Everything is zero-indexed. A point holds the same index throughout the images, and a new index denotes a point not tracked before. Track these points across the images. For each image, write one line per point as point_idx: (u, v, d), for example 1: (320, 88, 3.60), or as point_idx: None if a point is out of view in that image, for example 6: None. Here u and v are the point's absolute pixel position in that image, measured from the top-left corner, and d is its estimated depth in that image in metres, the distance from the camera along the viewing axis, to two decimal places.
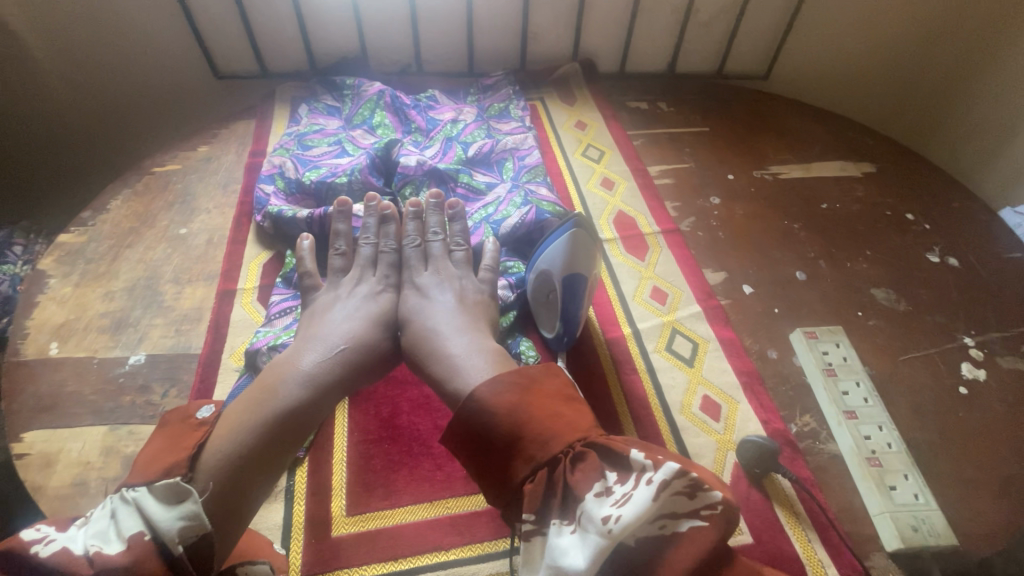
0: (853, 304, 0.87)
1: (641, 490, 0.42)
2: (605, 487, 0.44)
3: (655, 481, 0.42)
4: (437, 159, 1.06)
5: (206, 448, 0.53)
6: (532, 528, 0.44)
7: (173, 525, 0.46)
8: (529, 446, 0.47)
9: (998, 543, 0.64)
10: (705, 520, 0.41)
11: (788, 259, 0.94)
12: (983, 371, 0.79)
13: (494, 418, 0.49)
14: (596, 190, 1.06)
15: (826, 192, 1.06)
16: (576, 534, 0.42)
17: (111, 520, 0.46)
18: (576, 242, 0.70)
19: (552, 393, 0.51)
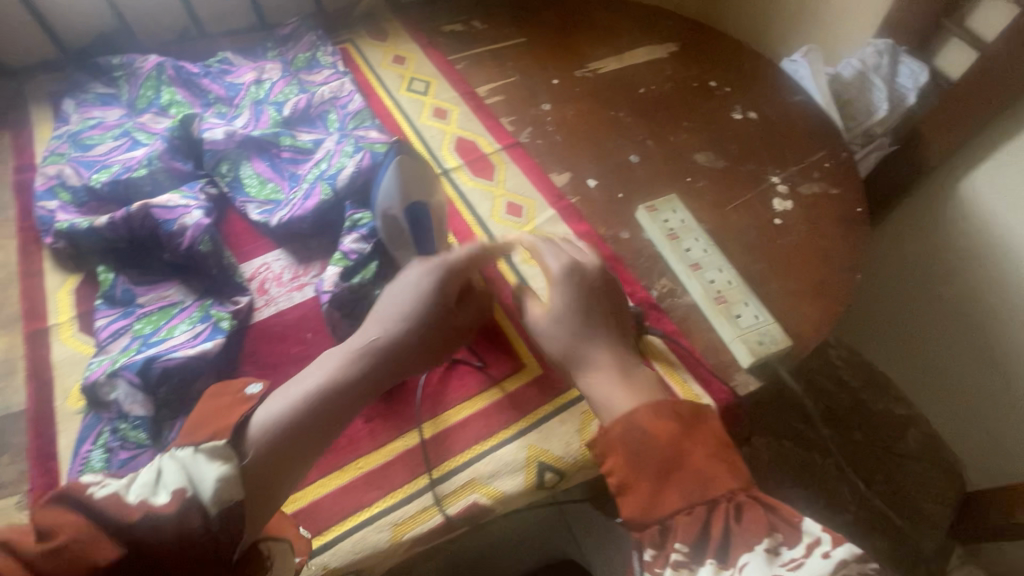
0: (682, 173, 0.96)
1: (809, 558, 0.50)
2: (772, 546, 0.51)
3: (834, 556, 0.49)
4: (250, 127, 0.96)
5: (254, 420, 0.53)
6: (680, 555, 0.52)
7: (213, 489, 0.47)
8: (681, 474, 0.56)
9: (822, 334, 0.78)
10: None
11: (622, 146, 1.00)
12: (790, 203, 0.92)
13: (656, 447, 0.57)
14: (431, 123, 1.03)
15: (642, 76, 1.13)
16: (735, 575, 0.50)
17: (177, 468, 0.48)
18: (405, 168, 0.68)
19: (704, 441, 0.58)
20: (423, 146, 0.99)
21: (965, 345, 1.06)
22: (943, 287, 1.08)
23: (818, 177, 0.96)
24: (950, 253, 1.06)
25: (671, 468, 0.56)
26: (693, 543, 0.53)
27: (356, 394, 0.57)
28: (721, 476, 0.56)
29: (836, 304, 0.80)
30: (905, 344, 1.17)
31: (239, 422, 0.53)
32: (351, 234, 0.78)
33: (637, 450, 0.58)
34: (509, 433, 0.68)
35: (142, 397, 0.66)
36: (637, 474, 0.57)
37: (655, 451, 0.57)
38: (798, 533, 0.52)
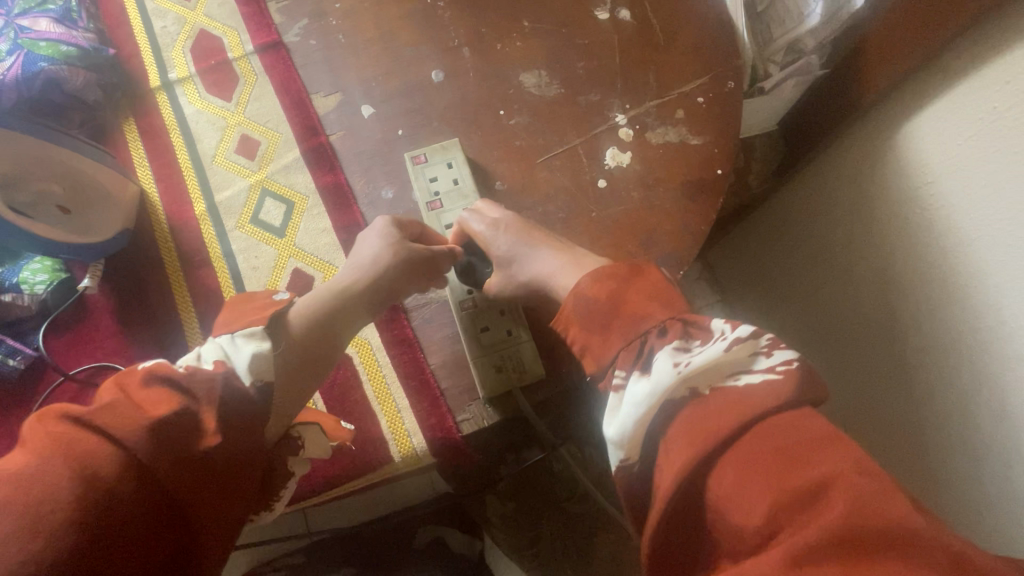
0: (495, 103, 0.70)
1: (714, 345, 0.40)
2: (683, 343, 0.41)
3: (730, 336, 0.40)
4: None
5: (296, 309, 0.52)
6: (621, 382, 0.42)
7: (258, 360, 0.46)
8: (622, 321, 0.45)
9: None
10: (778, 373, 0.37)
11: (424, 54, 0.72)
12: (628, 156, 0.67)
13: (591, 299, 0.48)
14: (169, 6, 0.73)
15: None
16: (645, 376, 0.41)
17: (219, 348, 0.46)
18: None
19: (649, 286, 0.48)
20: (149, 42, 0.72)
21: (817, 360, 0.95)
22: (812, 286, 0.95)
23: (679, 120, 0.70)
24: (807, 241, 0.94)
25: (621, 310, 0.46)
26: (629, 366, 0.43)
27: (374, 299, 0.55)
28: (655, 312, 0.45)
29: None
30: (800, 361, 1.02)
31: (275, 314, 0.50)
32: None
33: (589, 308, 0.48)
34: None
35: None
36: (589, 329, 0.47)
37: (606, 307, 0.47)
38: (710, 331, 0.42)
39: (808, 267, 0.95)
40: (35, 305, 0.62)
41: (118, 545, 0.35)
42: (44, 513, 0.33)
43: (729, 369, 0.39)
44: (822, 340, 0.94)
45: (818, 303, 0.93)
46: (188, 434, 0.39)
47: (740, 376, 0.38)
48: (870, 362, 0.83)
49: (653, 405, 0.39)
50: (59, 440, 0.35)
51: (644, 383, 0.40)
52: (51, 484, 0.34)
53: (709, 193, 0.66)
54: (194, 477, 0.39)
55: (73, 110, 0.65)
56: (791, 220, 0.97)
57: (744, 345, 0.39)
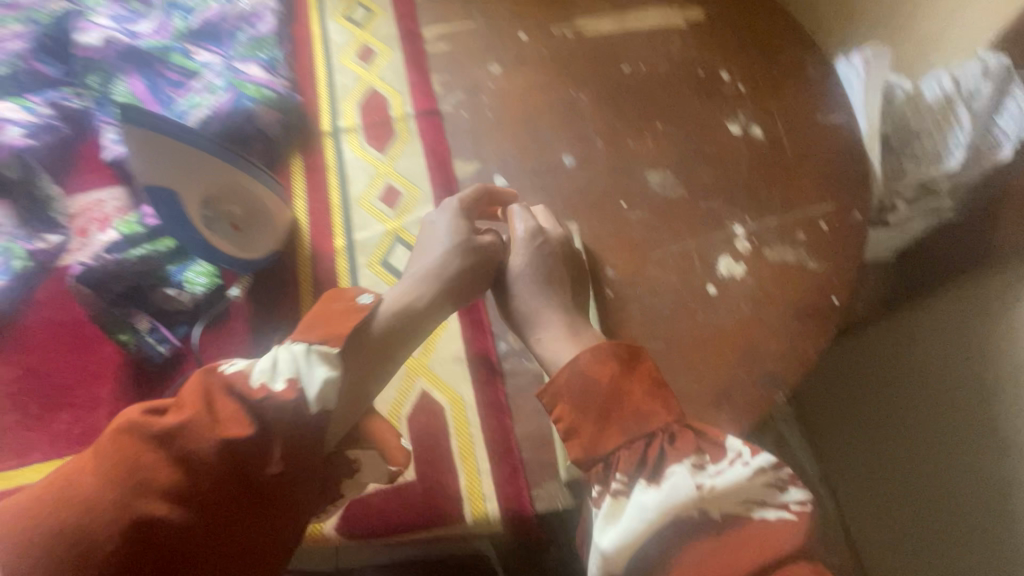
0: (618, 194, 0.74)
1: (738, 470, 0.48)
2: (699, 461, 0.49)
3: (752, 464, 0.49)
4: (147, 33, 0.84)
5: (376, 321, 0.59)
6: (622, 488, 0.50)
7: (325, 394, 0.50)
8: (617, 418, 0.53)
9: None
10: (791, 514, 0.46)
11: (560, 139, 0.78)
12: (742, 268, 0.68)
13: (595, 388, 0.54)
14: (349, 65, 0.85)
15: (631, 49, 0.87)
16: (660, 488, 0.48)
17: (290, 361, 0.51)
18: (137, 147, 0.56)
19: (644, 378, 0.54)
20: (328, 92, 0.83)
21: (925, 538, 0.82)
22: (913, 451, 0.83)
23: (800, 241, 0.70)
24: (907, 398, 0.84)
25: (624, 402, 0.53)
26: (630, 473, 0.50)
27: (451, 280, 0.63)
28: (655, 420, 0.51)
29: (729, 424, 0.60)
30: (894, 534, 0.89)
31: (354, 330, 0.56)
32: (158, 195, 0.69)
33: (582, 389, 0.55)
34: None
35: None
36: (583, 415, 0.54)
37: (603, 390, 0.54)
38: (724, 449, 0.50)
39: (908, 425, 0.84)
40: (190, 303, 0.68)
41: (191, 543, 0.44)
42: (69, 518, 0.43)
43: (746, 497, 0.47)
44: (927, 513, 0.82)
45: (910, 453, 0.84)
46: (254, 454, 0.46)
47: (760, 510, 0.47)
48: (976, 546, 0.73)
49: (662, 515, 0.47)
50: (116, 457, 0.44)
51: (654, 496, 0.48)
52: (88, 494, 0.43)
53: (819, 319, 0.65)
54: (237, 494, 0.46)
55: (256, 141, 0.75)
56: (886, 369, 0.88)
57: (762, 477, 0.48)
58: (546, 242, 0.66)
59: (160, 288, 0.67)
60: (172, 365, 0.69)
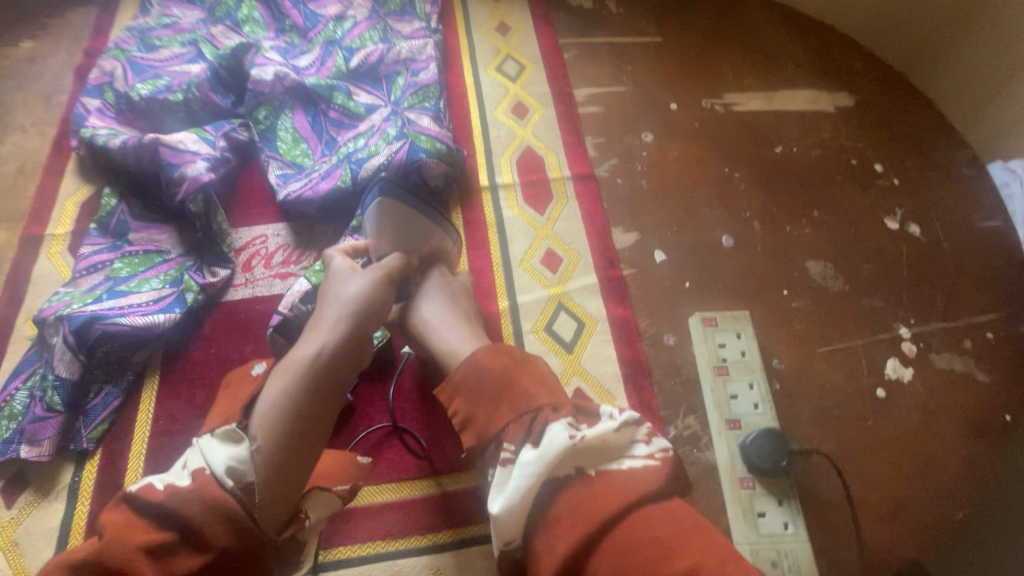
0: (779, 281, 0.73)
1: (607, 423, 0.43)
2: (574, 420, 0.43)
3: (618, 416, 0.44)
4: (311, 71, 0.86)
5: (261, 405, 0.42)
6: (509, 457, 0.42)
7: (237, 471, 0.40)
8: (508, 394, 0.44)
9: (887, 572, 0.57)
10: (655, 459, 0.43)
11: (717, 217, 0.78)
12: (909, 371, 0.68)
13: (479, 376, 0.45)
14: (504, 119, 0.86)
15: (781, 130, 0.87)
16: (535, 448, 0.41)
17: (195, 451, 0.41)
18: (389, 215, 0.60)
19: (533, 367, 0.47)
20: (485, 147, 0.83)
21: None
22: None
23: (966, 349, 0.69)
24: None
25: (511, 385, 0.45)
26: (518, 441, 0.42)
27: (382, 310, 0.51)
28: (542, 394, 0.44)
29: (909, 540, 0.59)
30: None
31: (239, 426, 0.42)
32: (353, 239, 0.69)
33: (475, 378, 0.46)
34: (464, 536, 0.57)
35: (73, 358, 0.59)
36: (471, 399, 0.45)
37: (495, 380, 0.45)
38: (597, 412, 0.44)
39: None
40: None
41: None
42: None
43: (617, 454, 0.43)
44: None
45: None
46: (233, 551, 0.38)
47: (623, 461, 0.42)
48: None
49: (543, 474, 0.40)
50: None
51: (536, 454, 0.41)
52: None
53: (992, 435, 0.64)
54: None
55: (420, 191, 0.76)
56: None
57: (626, 431, 0.43)
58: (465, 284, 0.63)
59: None
60: (346, 422, 0.62)
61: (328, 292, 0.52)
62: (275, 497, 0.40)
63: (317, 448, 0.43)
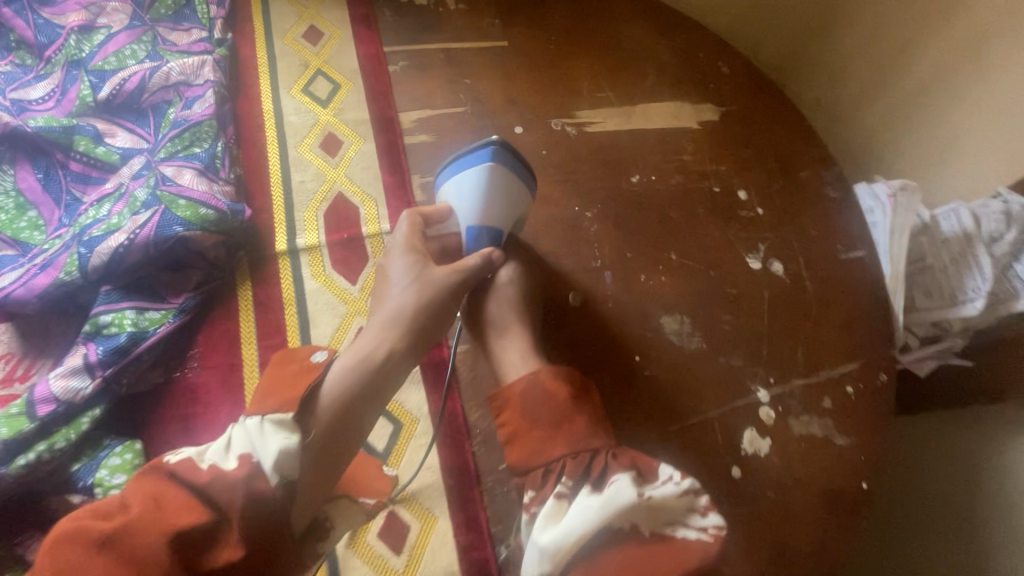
0: (632, 344, 0.65)
1: (666, 486, 0.43)
2: (668, 476, 0.44)
3: (680, 481, 0.43)
4: (44, 107, 0.66)
5: (326, 385, 0.45)
6: (564, 492, 0.45)
7: (286, 462, 0.39)
8: (564, 426, 0.49)
9: None
10: (707, 535, 0.42)
11: (565, 270, 0.68)
12: (767, 443, 0.61)
13: (538, 406, 0.50)
14: (311, 157, 0.71)
15: (640, 152, 0.77)
16: (618, 482, 0.43)
17: (246, 435, 0.41)
18: (498, 188, 0.57)
19: (584, 412, 0.50)
20: (284, 196, 0.68)
21: None
22: None
23: (825, 410, 0.63)
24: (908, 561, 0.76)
25: (567, 418, 0.49)
26: (574, 479, 0.45)
27: (443, 304, 0.53)
28: (560, 447, 0.47)
29: None
30: None
31: (307, 394, 0.44)
32: (85, 348, 0.53)
33: (534, 402, 0.51)
34: None
35: None
36: (535, 420, 0.50)
37: (555, 405, 0.50)
38: (657, 471, 0.44)
39: None
40: None
41: None
42: None
43: (666, 518, 0.43)
44: None
45: None
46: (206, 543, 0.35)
47: (677, 528, 0.42)
48: None
49: (602, 522, 0.41)
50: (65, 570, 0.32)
51: (596, 501, 0.42)
52: None
53: (850, 510, 0.59)
54: None
55: (193, 268, 0.60)
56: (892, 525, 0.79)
57: (688, 498, 0.43)
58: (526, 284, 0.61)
59: (64, 497, 0.49)
60: None
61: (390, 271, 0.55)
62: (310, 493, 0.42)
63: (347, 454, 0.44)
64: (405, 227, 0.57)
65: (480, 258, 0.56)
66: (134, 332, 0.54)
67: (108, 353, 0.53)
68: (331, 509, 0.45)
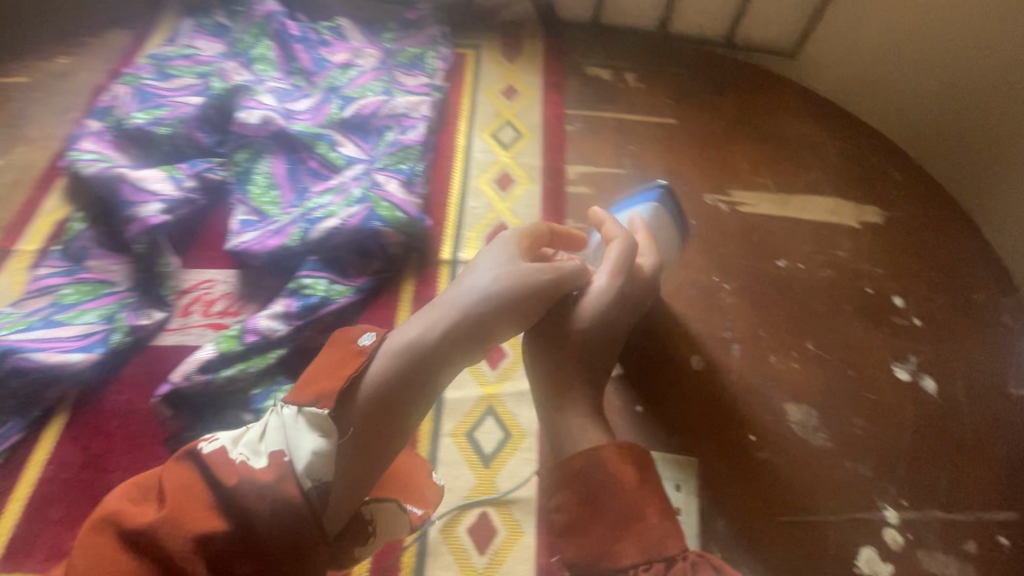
0: (749, 422, 0.64)
1: None
2: None
3: None
4: (303, 116, 0.85)
5: (367, 376, 0.47)
6: None
7: (316, 468, 0.42)
8: (635, 528, 0.46)
9: None
10: None
11: (693, 334, 0.69)
12: (888, 569, 0.56)
13: (602, 488, 0.48)
14: (485, 189, 0.82)
15: (791, 238, 0.77)
16: None
17: (281, 432, 0.44)
18: (659, 221, 0.68)
19: (652, 498, 0.48)
20: (457, 216, 0.79)
21: None
22: None
23: (966, 554, 0.56)
24: None
25: (635, 518, 0.46)
26: None
27: (510, 310, 0.53)
28: (628, 548, 0.45)
29: None
30: None
31: (344, 387, 0.47)
32: (285, 300, 0.67)
33: (597, 483, 0.48)
34: None
35: None
36: (599, 520, 0.47)
37: (620, 495, 0.47)
38: None
39: None
40: None
41: None
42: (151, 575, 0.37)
43: None
44: None
45: None
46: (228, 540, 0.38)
47: None
48: None
49: None
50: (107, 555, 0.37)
51: None
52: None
53: None
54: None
55: (375, 258, 0.72)
56: None
57: None
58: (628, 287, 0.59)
59: (239, 412, 0.61)
60: None
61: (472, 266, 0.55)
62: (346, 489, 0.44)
63: (381, 448, 0.46)
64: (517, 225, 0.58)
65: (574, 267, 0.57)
66: (323, 296, 0.67)
67: (300, 309, 0.66)
68: (373, 506, 0.48)
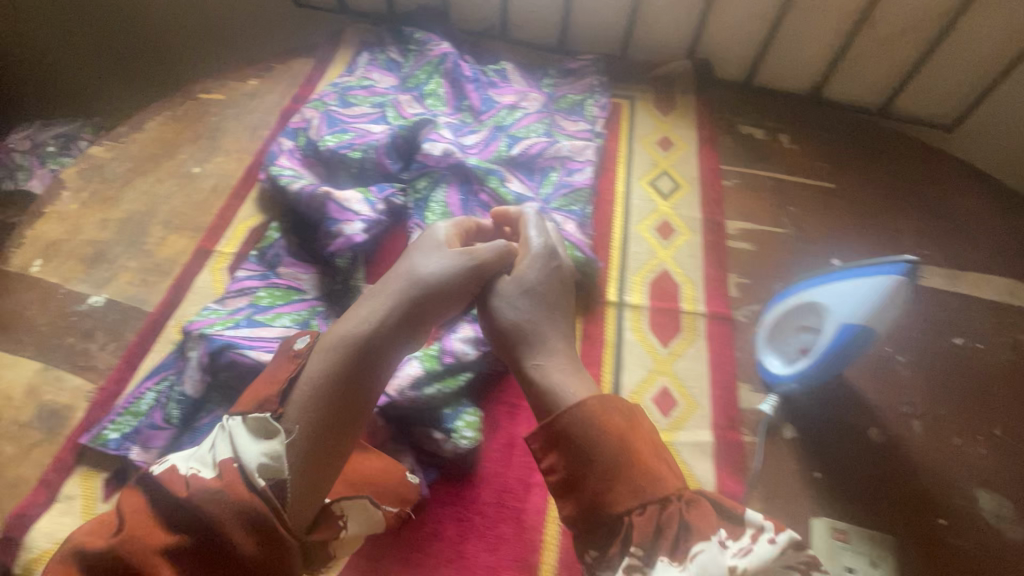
0: (936, 504, 0.61)
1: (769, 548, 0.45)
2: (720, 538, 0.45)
3: (780, 542, 0.45)
4: (474, 151, 0.90)
5: (302, 377, 0.50)
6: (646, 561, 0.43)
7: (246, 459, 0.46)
8: (632, 476, 0.47)
9: None
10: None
11: (870, 405, 0.68)
12: None
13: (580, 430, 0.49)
14: (646, 236, 0.84)
15: (967, 315, 0.75)
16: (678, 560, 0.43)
17: (223, 437, 0.47)
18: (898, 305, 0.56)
19: (647, 444, 0.50)
20: (621, 260, 0.81)
21: None
22: None
23: None
24: None
25: (639, 462, 0.48)
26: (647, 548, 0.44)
27: (432, 298, 0.57)
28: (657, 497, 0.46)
29: None
30: None
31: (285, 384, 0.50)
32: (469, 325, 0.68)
33: (584, 433, 0.49)
34: None
35: (200, 378, 0.65)
36: (602, 466, 0.48)
37: (618, 441, 0.48)
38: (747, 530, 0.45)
39: None
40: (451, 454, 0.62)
41: None
42: None
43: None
44: None
45: None
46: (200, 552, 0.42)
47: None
48: None
49: None
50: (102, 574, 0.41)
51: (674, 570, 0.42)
52: None
53: None
54: None
55: None
56: None
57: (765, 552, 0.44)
58: (558, 267, 0.63)
59: (429, 429, 0.62)
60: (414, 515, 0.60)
61: (409, 258, 0.59)
62: (305, 498, 0.47)
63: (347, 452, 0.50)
64: (445, 232, 0.62)
65: (490, 250, 0.60)
66: None
67: None
68: (343, 503, 0.52)
